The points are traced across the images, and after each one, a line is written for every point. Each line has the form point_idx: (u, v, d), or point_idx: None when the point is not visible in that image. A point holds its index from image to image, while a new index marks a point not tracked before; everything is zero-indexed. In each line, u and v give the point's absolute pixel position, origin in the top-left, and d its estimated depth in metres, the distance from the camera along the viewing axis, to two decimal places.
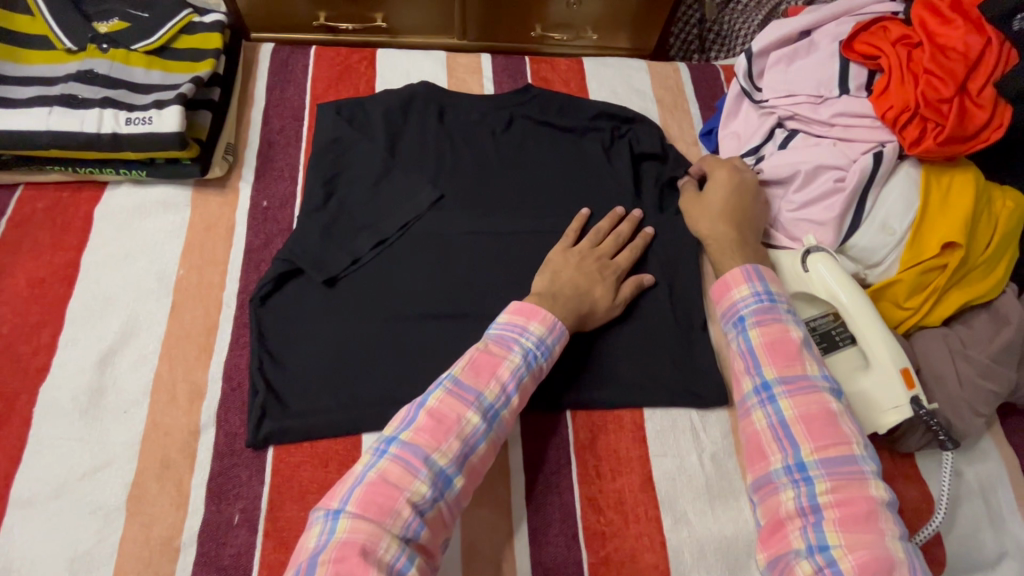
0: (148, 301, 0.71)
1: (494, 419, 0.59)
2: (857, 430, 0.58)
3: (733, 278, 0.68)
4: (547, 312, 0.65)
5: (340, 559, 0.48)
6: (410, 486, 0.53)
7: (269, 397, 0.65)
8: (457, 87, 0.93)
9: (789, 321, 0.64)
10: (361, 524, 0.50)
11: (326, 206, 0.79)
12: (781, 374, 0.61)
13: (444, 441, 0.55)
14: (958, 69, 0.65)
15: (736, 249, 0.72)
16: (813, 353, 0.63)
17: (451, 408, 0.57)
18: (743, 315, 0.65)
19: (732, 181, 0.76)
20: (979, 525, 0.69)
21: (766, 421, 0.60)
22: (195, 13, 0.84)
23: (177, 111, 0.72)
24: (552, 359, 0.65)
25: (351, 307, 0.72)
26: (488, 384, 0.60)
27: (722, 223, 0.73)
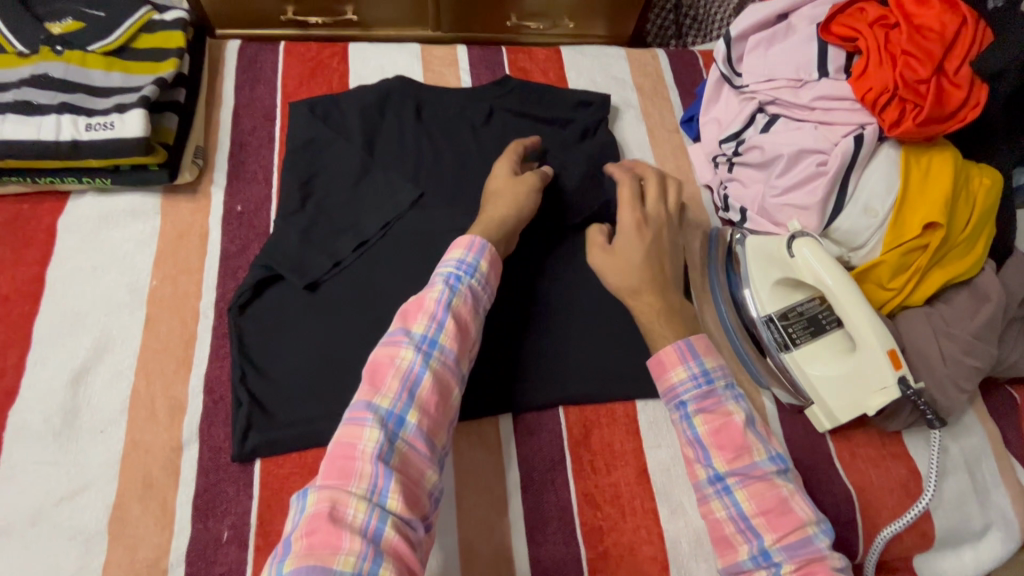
0: (121, 315, 0.68)
1: (433, 348, 0.58)
2: (810, 508, 0.56)
3: (668, 357, 0.62)
4: (464, 235, 0.67)
5: (311, 531, 0.48)
6: (362, 435, 0.52)
7: (254, 408, 0.64)
8: (434, 81, 0.91)
9: (730, 400, 0.60)
10: (326, 493, 0.50)
11: (304, 208, 0.76)
12: (731, 465, 0.58)
13: (382, 385, 0.56)
14: (936, 49, 0.66)
15: (668, 320, 0.66)
16: (758, 432, 0.60)
17: (383, 354, 0.58)
18: (683, 401, 0.61)
19: (643, 235, 0.70)
20: (965, 498, 0.71)
21: (726, 513, 0.57)
22: (155, 10, 0.80)
23: (140, 114, 0.68)
24: (480, 276, 0.65)
25: (334, 312, 0.70)
26: (415, 320, 0.60)
27: (648, 293, 0.67)
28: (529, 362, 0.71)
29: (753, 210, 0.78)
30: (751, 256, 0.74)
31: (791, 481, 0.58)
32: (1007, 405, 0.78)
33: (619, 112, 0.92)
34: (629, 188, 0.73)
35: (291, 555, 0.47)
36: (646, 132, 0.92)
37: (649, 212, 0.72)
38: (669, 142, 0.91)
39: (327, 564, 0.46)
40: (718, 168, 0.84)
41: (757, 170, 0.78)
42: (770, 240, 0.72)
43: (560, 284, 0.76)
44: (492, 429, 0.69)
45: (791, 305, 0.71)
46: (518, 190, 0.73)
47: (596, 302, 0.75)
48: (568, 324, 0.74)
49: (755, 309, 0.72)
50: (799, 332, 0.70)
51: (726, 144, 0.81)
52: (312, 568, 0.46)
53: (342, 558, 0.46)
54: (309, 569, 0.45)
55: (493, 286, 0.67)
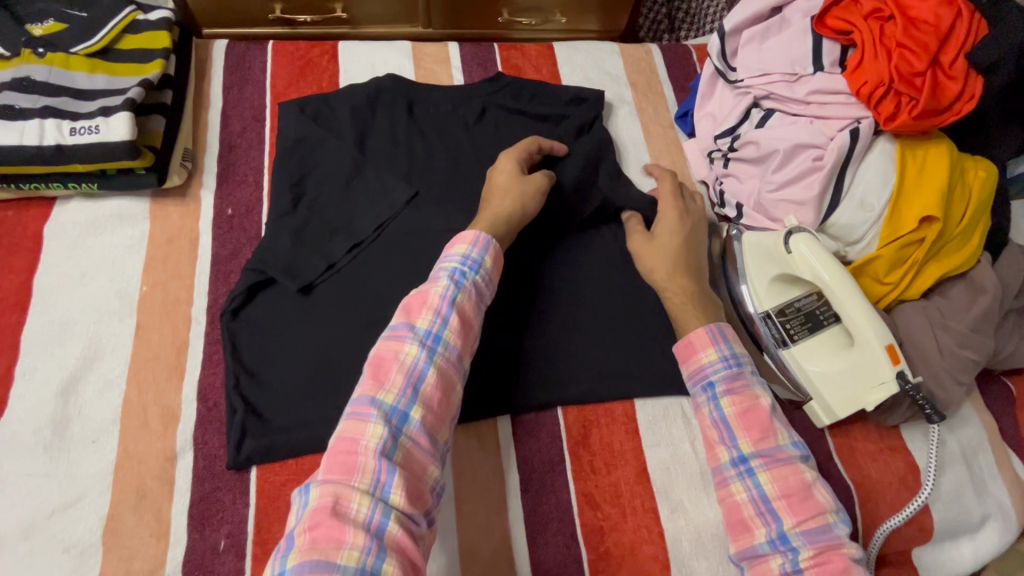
0: (111, 322, 0.67)
1: (437, 344, 0.58)
2: (830, 496, 0.56)
3: (698, 339, 0.63)
4: (469, 230, 0.67)
5: (314, 526, 0.47)
6: (366, 431, 0.52)
7: (249, 415, 0.63)
8: (425, 79, 0.90)
9: (757, 384, 0.61)
10: (329, 487, 0.49)
11: (296, 210, 0.75)
12: (757, 446, 0.57)
13: (386, 380, 0.55)
14: (931, 42, 0.65)
15: (699, 303, 0.67)
16: (781, 418, 0.60)
17: (388, 349, 0.57)
18: (712, 381, 0.61)
19: (684, 224, 0.74)
20: (963, 490, 0.71)
21: (746, 496, 0.56)
22: (139, 10, 0.78)
23: (126, 117, 0.67)
24: (484, 273, 0.65)
25: (330, 315, 0.69)
26: (419, 315, 0.59)
27: (683, 275, 0.69)
28: (527, 363, 0.70)
29: (749, 206, 0.78)
30: (749, 252, 0.73)
31: (813, 470, 0.58)
32: (1003, 396, 0.78)
33: (613, 108, 0.92)
34: (670, 184, 0.78)
35: (294, 550, 0.47)
36: (641, 128, 0.91)
37: (687, 212, 0.76)
38: (664, 138, 0.91)
39: (331, 559, 0.46)
40: (714, 164, 0.83)
41: (753, 165, 0.77)
42: (767, 236, 0.72)
43: (557, 283, 0.75)
44: (490, 431, 0.68)
45: (788, 301, 0.71)
46: (524, 188, 0.72)
47: (594, 301, 0.75)
48: (566, 323, 0.73)
49: (753, 306, 0.72)
50: (797, 327, 0.70)
51: (722, 139, 0.81)
52: (316, 563, 0.45)
53: (346, 553, 0.46)
54: (313, 564, 0.45)
55: (495, 282, 0.67)
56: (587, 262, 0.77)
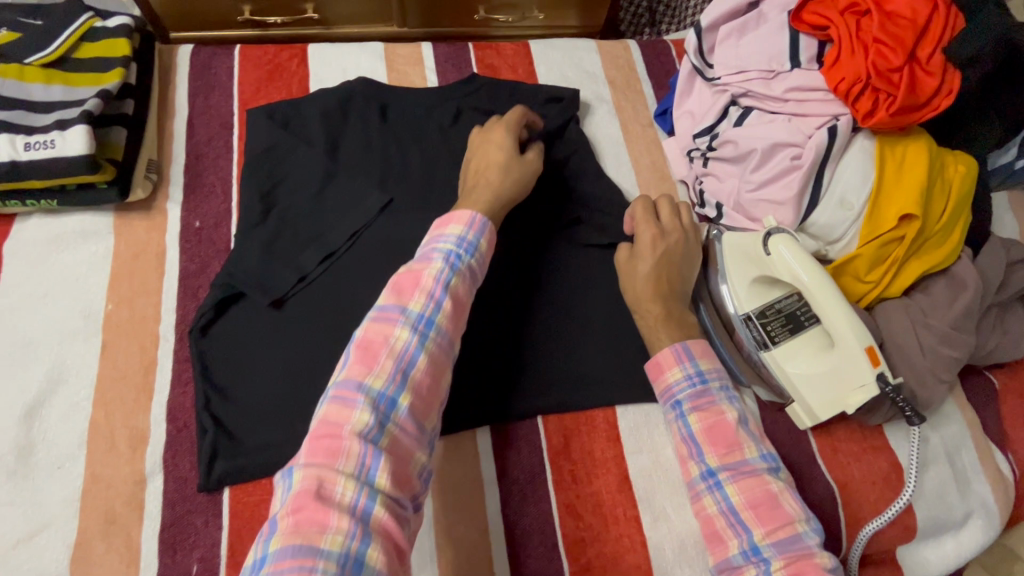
0: (75, 343, 0.65)
1: (429, 329, 0.56)
2: (799, 506, 0.55)
3: (664, 358, 0.62)
4: (463, 210, 0.65)
5: (297, 509, 0.45)
6: (352, 418, 0.49)
7: (220, 434, 0.61)
8: (398, 81, 0.88)
9: (724, 400, 0.60)
10: (312, 471, 0.47)
11: (265, 221, 0.73)
12: (723, 461, 0.57)
13: (375, 364, 0.52)
14: (907, 37, 0.64)
15: (668, 327, 0.65)
16: (750, 431, 0.59)
17: (377, 332, 0.54)
18: (678, 400, 0.60)
19: (657, 247, 0.69)
20: (946, 488, 0.71)
21: (717, 508, 0.56)
22: (97, 17, 0.76)
23: (82, 131, 0.64)
24: (479, 256, 0.63)
25: (303, 329, 0.68)
26: (412, 297, 0.57)
27: (650, 305, 0.66)
28: (506, 372, 0.69)
29: (729, 205, 0.76)
30: (729, 255, 0.72)
31: (782, 480, 0.57)
32: (986, 391, 0.78)
33: (591, 107, 0.90)
34: (643, 206, 0.73)
35: (277, 534, 0.45)
36: (620, 127, 0.89)
37: (666, 227, 0.71)
38: (643, 137, 0.89)
39: (314, 543, 0.44)
40: (693, 163, 0.82)
41: (732, 165, 0.76)
42: (747, 237, 0.71)
43: (536, 290, 0.74)
44: (470, 442, 0.67)
45: (769, 302, 0.70)
46: (518, 171, 0.71)
47: (573, 308, 0.74)
48: (545, 330, 0.72)
49: (734, 308, 0.71)
50: (777, 329, 0.69)
51: (701, 138, 0.79)
52: (298, 548, 0.43)
53: (330, 538, 0.44)
54: (296, 548, 0.43)
55: (487, 265, 0.65)
56: (565, 267, 0.76)
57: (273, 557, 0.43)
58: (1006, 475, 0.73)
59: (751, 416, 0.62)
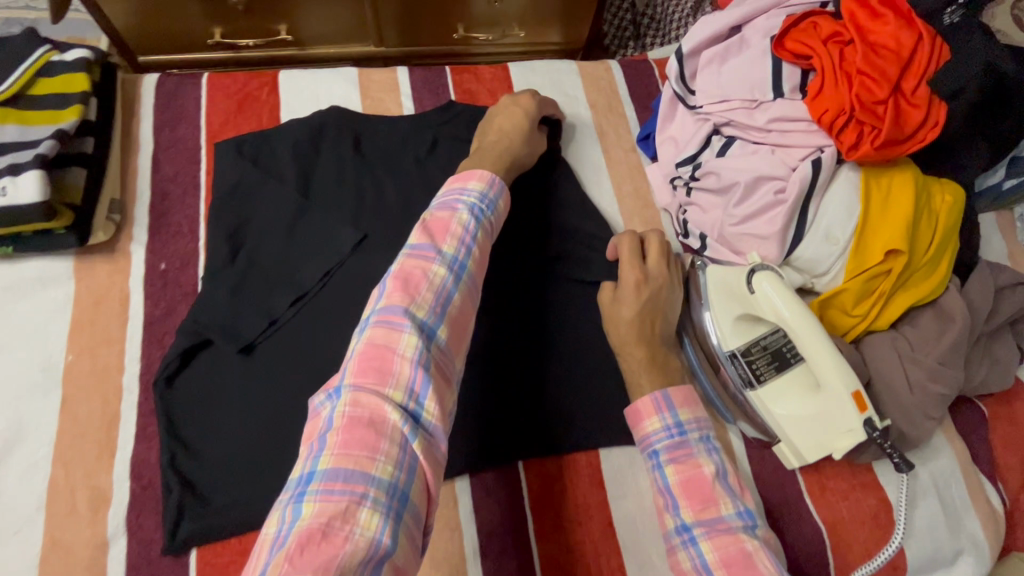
0: (34, 398, 0.62)
1: (462, 271, 0.59)
2: (776, 567, 0.52)
3: (644, 407, 0.63)
4: (483, 170, 0.68)
5: (350, 426, 0.45)
6: (401, 341, 0.50)
7: (186, 493, 0.59)
8: (373, 109, 0.85)
9: (701, 452, 0.60)
10: (363, 393, 0.47)
11: (234, 261, 0.71)
12: (698, 516, 0.56)
13: (418, 294, 0.54)
14: (891, 70, 0.62)
15: (653, 372, 0.65)
16: (728, 485, 0.58)
17: (415, 266, 0.56)
18: (656, 451, 0.61)
19: (642, 292, 0.68)
20: (936, 525, 0.70)
21: (690, 565, 0.54)
22: (55, 51, 0.73)
23: (37, 177, 0.61)
24: (496, 213, 0.67)
25: (275, 376, 0.65)
26: (445, 240, 0.60)
27: (636, 348, 0.66)
28: (486, 415, 0.68)
29: (712, 236, 0.75)
30: (713, 291, 0.70)
31: (760, 540, 0.55)
32: (975, 420, 0.77)
33: (573, 132, 0.88)
34: (629, 246, 0.72)
35: (325, 454, 0.44)
36: (602, 152, 0.87)
37: (651, 271, 0.71)
38: (626, 162, 0.87)
39: (365, 470, 0.43)
40: (676, 191, 0.79)
41: (715, 195, 0.74)
42: (731, 271, 0.69)
43: (517, 327, 0.73)
44: (449, 490, 0.65)
45: (753, 339, 0.68)
46: (534, 143, 0.77)
47: (555, 345, 0.72)
48: (527, 369, 0.70)
49: (718, 344, 0.69)
50: (763, 367, 0.67)
51: (683, 167, 0.77)
52: (350, 473, 0.43)
53: (381, 466, 0.44)
54: (347, 473, 0.43)
55: (502, 225, 0.69)
56: (547, 302, 0.74)
57: (322, 475, 0.43)
58: (996, 509, 0.72)
59: (733, 470, 0.62)
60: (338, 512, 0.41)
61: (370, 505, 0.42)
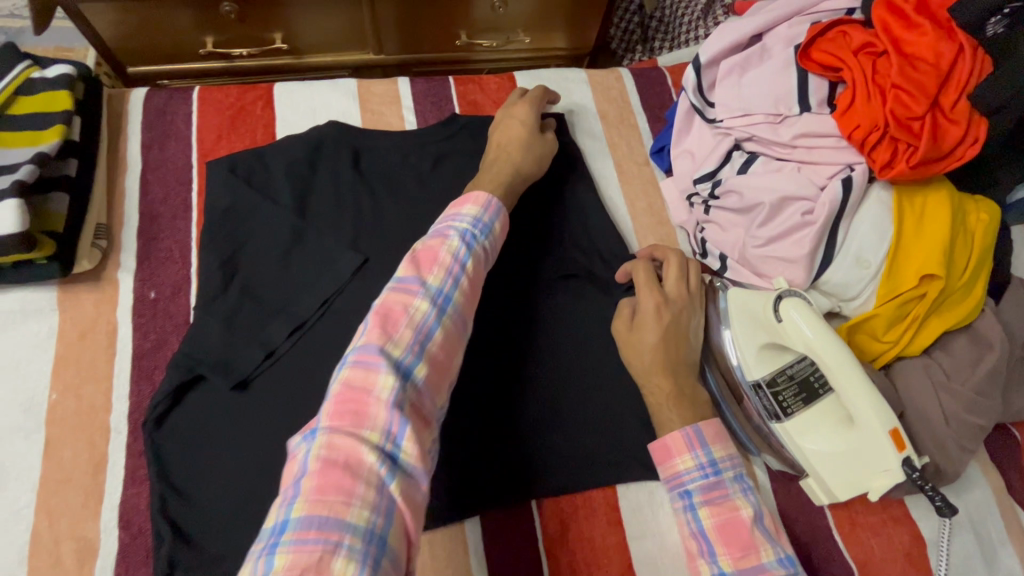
0: (15, 441, 0.58)
1: (447, 304, 0.53)
2: None
3: (675, 443, 0.59)
4: (478, 192, 0.64)
5: (325, 469, 0.41)
6: (377, 383, 0.46)
7: (179, 543, 0.55)
8: (373, 123, 0.81)
9: (738, 494, 0.57)
10: (337, 437, 0.43)
11: (227, 290, 0.67)
12: (737, 565, 0.53)
13: (396, 332, 0.49)
14: (930, 83, 0.58)
15: (679, 405, 0.61)
16: (766, 530, 0.55)
17: (396, 301, 0.51)
18: (688, 490, 0.57)
19: (663, 319, 0.64)
20: (972, 562, 0.66)
21: None
22: (35, 67, 0.69)
23: (14, 206, 0.57)
24: (491, 239, 0.62)
25: (272, 413, 0.61)
26: (430, 272, 0.55)
27: (659, 378, 0.62)
28: (496, 451, 0.63)
29: (733, 257, 0.71)
30: (736, 317, 0.67)
31: None
32: (1010, 449, 0.73)
33: (583, 144, 0.84)
34: (645, 271, 0.68)
35: (299, 500, 0.40)
36: (614, 166, 0.83)
37: (671, 294, 0.67)
38: (639, 176, 0.83)
39: (340, 515, 0.39)
40: (694, 209, 0.76)
41: (736, 214, 0.70)
42: (756, 298, 0.65)
43: (527, 355, 0.68)
44: (458, 532, 0.61)
45: (779, 368, 0.64)
46: (544, 146, 0.74)
47: (569, 373, 0.68)
48: (539, 400, 0.66)
49: (741, 373, 0.66)
50: (790, 399, 0.63)
51: (702, 184, 0.73)
52: (324, 519, 0.39)
53: (356, 510, 0.40)
54: (321, 519, 0.39)
55: (498, 250, 0.64)
56: (559, 327, 0.70)
57: (296, 524, 0.39)
58: None
59: (767, 511, 0.59)
60: (311, 564, 0.37)
61: (345, 554, 0.38)
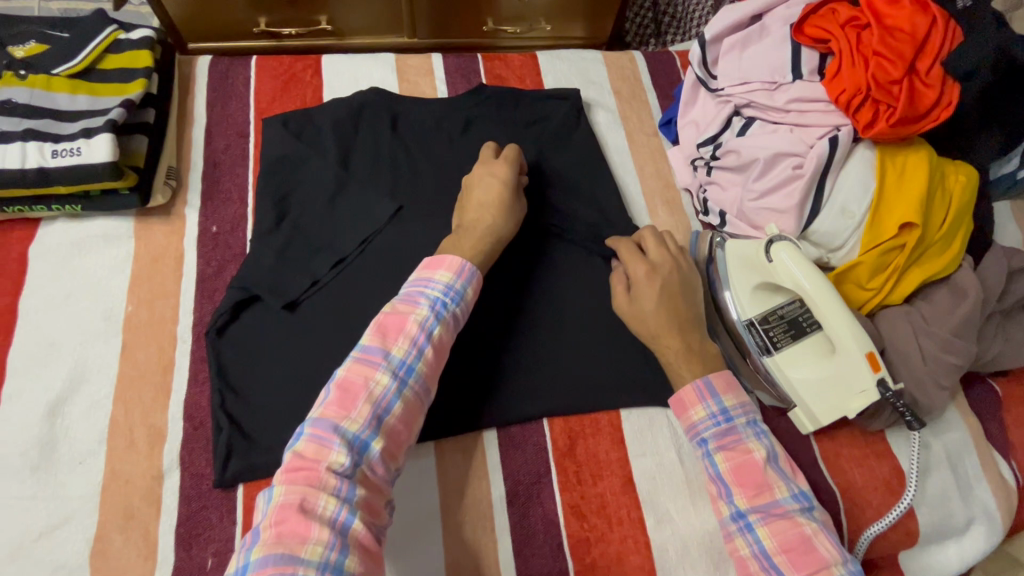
0: (97, 344, 0.67)
1: (409, 375, 0.59)
2: (834, 546, 0.57)
3: (688, 396, 0.64)
4: (453, 256, 0.66)
5: (279, 521, 0.50)
6: (329, 456, 0.52)
7: (235, 433, 0.63)
8: (409, 91, 0.90)
9: (750, 438, 0.62)
10: (295, 487, 0.51)
11: (279, 228, 0.75)
12: (752, 503, 0.59)
13: (353, 408, 0.55)
14: (908, 50, 0.66)
15: (690, 360, 0.66)
16: (779, 469, 0.62)
17: (358, 374, 0.57)
18: (704, 438, 0.63)
19: (654, 282, 0.69)
20: (947, 494, 0.72)
21: (749, 550, 0.58)
22: (121, 30, 0.79)
23: (108, 139, 0.67)
24: (465, 303, 0.65)
25: (316, 332, 0.69)
26: (396, 341, 0.59)
27: (669, 337, 0.67)
28: (510, 377, 0.71)
29: (732, 213, 0.79)
30: (731, 262, 0.74)
31: (816, 520, 0.59)
32: (989, 397, 0.78)
33: (598, 117, 0.92)
34: (627, 247, 0.73)
35: (259, 543, 0.49)
36: (625, 136, 0.91)
37: (656, 260, 0.71)
38: (648, 146, 0.91)
39: (295, 553, 0.48)
40: (697, 172, 0.83)
41: (735, 173, 0.78)
42: (750, 244, 0.72)
43: (542, 296, 0.75)
44: (477, 442, 0.69)
45: (771, 308, 0.71)
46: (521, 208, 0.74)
47: (579, 312, 0.75)
48: (552, 335, 0.73)
49: (736, 314, 0.73)
50: (780, 335, 0.70)
51: (704, 148, 0.81)
52: (280, 557, 0.48)
53: (311, 547, 0.48)
54: (277, 557, 0.48)
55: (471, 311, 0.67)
56: (572, 273, 0.77)
57: (255, 565, 0.48)
58: (1007, 482, 0.75)
59: (779, 450, 0.65)
60: None
61: None
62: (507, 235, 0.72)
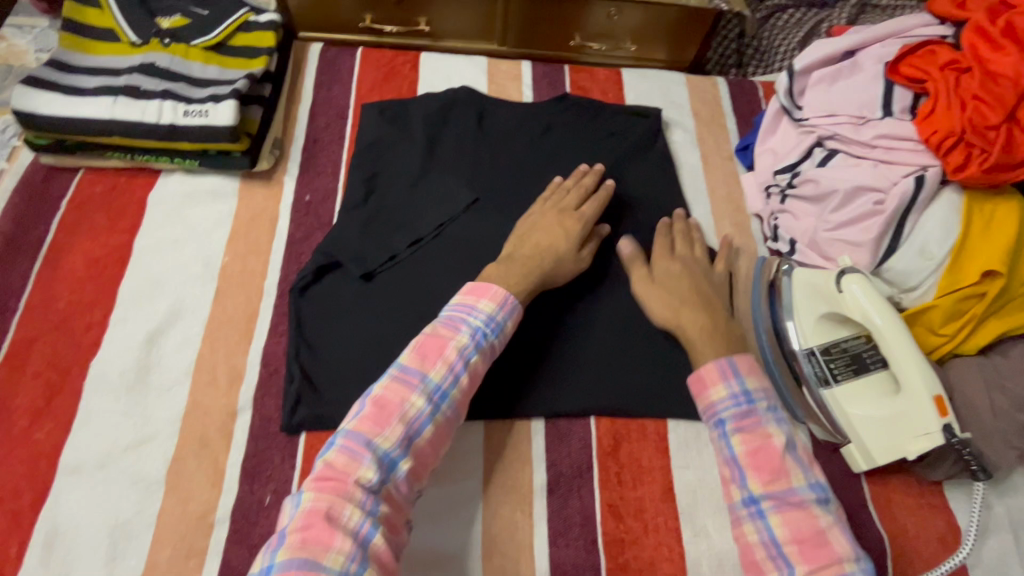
0: (195, 286, 0.74)
1: (442, 401, 0.60)
2: (848, 543, 0.54)
3: (709, 374, 0.63)
4: (497, 287, 0.67)
5: (305, 527, 0.51)
6: (357, 470, 0.54)
7: (304, 384, 0.68)
8: (497, 93, 0.95)
9: (770, 422, 0.60)
10: (322, 495, 0.52)
11: (365, 204, 0.81)
12: (767, 488, 0.57)
13: (386, 425, 0.56)
14: (1009, 96, 0.64)
15: (712, 337, 0.66)
16: (798, 457, 0.59)
17: (394, 393, 0.58)
18: (722, 419, 0.61)
19: (676, 267, 0.74)
20: (1008, 559, 0.68)
21: (757, 538, 0.56)
22: (251, 12, 0.87)
23: (232, 105, 0.75)
24: (504, 335, 0.66)
25: (388, 302, 0.74)
26: (433, 365, 0.60)
27: (688, 311, 0.69)
28: (563, 371, 0.73)
29: (803, 242, 0.78)
30: (797, 289, 0.74)
31: (831, 514, 0.57)
32: None
33: (675, 136, 0.94)
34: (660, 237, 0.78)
35: (284, 546, 0.50)
36: (700, 156, 0.93)
37: (679, 253, 0.77)
38: (721, 169, 0.92)
39: (316, 561, 0.49)
40: (771, 199, 0.84)
41: (811, 203, 0.78)
42: (819, 274, 0.72)
43: (601, 298, 0.78)
44: (525, 429, 0.71)
45: (833, 341, 0.71)
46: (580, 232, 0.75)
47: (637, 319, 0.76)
48: (608, 337, 0.75)
49: (798, 342, 0.72)
50: (841, 367, 0.69)
51: (781, 174, 0.83)
52: (302, 562, 0.49)
53: (332, 557, 0.49)
54: (300, 562, 0.49)
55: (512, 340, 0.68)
56: None
57: (278, 567, 0.48)
58: None
59: (799, 437, 0.62)
60: None
61: None
62: (550, 249, 0.73)
